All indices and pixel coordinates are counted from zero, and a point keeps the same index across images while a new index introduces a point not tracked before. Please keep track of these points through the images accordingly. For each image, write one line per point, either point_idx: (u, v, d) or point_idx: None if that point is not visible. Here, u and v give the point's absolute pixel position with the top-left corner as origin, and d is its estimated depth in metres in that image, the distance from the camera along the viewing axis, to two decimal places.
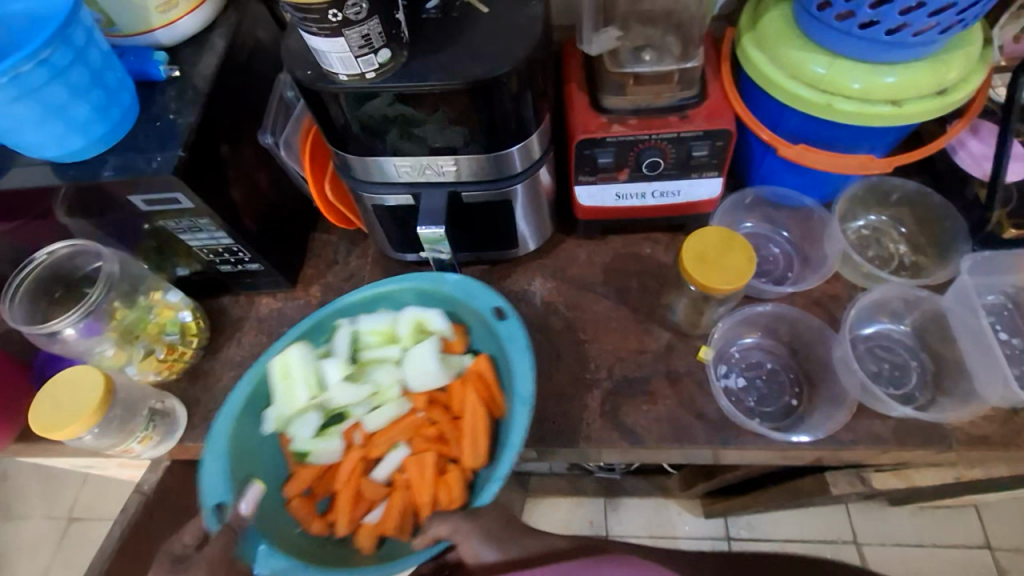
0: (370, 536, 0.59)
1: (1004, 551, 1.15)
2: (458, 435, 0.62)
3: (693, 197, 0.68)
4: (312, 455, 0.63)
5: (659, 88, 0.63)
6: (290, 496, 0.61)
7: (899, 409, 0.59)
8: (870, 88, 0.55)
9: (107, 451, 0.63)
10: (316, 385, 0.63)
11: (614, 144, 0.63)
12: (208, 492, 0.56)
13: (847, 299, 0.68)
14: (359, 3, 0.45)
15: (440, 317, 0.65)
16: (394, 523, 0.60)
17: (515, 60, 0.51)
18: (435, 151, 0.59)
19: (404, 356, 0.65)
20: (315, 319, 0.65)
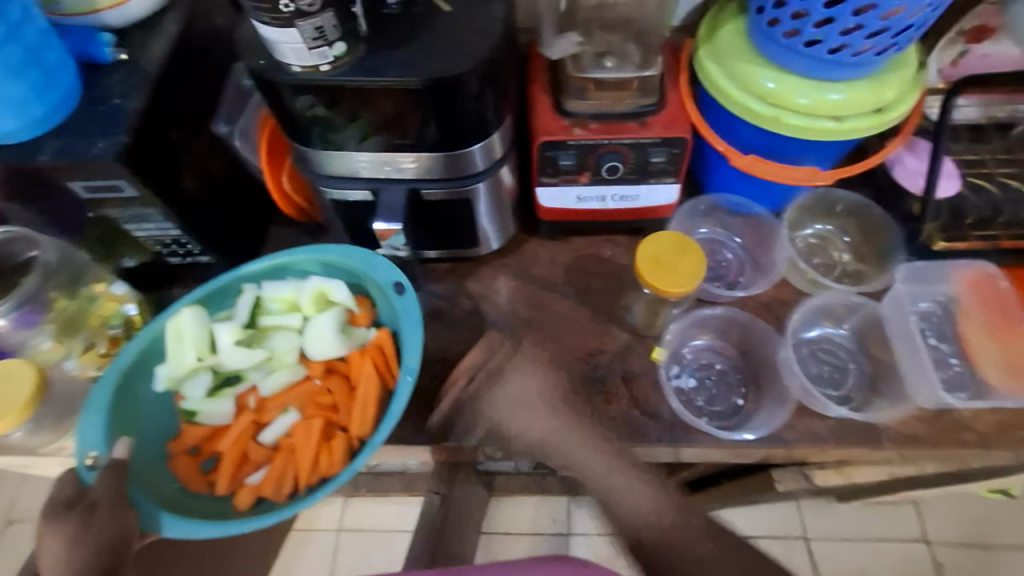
0: (248, 496, 0.58)
1: (939, 545, 1.22)
2: (348, 404, 0.61)
3: (652, 201, 0.70)
4: (201, 414, 0.62)
5: (619, 94, 0.65)
6: (175, 452, 0.60)
7: (836, 410, 0.63)
8: (814, 102, 0.58)
9: (41, 449, 0.61)
10: (207, 347, 0.61)
11: (575, 147, 0.65)
12: (82, 442, 0.55)
13: (795, 303, 0.71)
14: None
15: (344, 289, 0.64)
16: (273, 486, 0.59)
17: (475, 60, 0.51)
18: (395, 147, 0.58)
19: (304, 325, 0.64)
20: (219, 283, 0.64)
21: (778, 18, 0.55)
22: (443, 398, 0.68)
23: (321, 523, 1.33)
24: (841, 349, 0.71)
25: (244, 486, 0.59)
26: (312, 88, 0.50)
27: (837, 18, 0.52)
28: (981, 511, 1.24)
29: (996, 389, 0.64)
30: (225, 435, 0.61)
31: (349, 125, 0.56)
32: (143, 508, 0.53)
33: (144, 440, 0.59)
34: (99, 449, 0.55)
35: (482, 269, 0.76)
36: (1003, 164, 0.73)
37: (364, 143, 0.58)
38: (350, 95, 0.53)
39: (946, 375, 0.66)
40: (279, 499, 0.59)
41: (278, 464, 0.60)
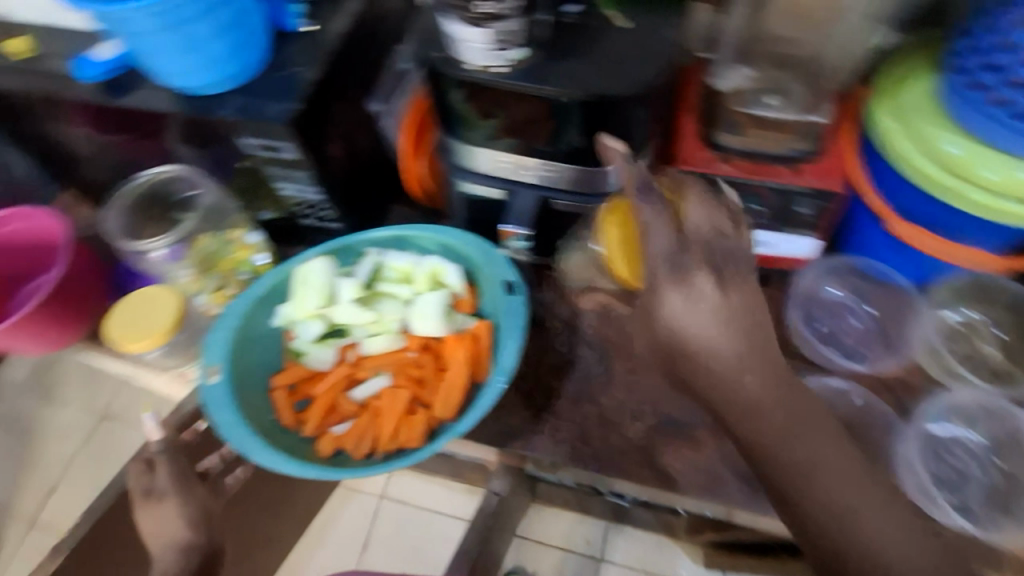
0: (330, 445, 0.60)
1: None
2: (437, 383, 0.63)
3: (782, 252, 0.66)
4: (306, 356, 0.64)
5: (775, 134, 0.61)
6: (275, 385, 0.62)
7: (955, 519, 0.57)
8: (1000, 180, 0.52)
9: (169, 370, 0.68)
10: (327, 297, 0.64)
11: (716, 182, 0.62)
12: (207, 354, 0.59)
13: (922, 391, 0.65)
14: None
15: (456, 274, 0.65)
16: (353, 441, 0.60)
17: (640, 81, 0.50)
18: (536, 155, 0.58)
19: (412, 298, 0.65)
20: (348, 241, 0.66)
21: (988, 83, 0.50)
22: (526, 407, 0.68)
23: (366, 486, 1.38)
24: (971, 452, 0.63)
25: (327, 434, 0.61)
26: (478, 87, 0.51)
27: None
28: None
29: None
30: (321, 382, 0.63)
31: (482, 122, 0.57)
32: (240, 429, 0.56)
33: (253, 367, 0.62)
34: (219, 365, 0.59)
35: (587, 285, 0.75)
36: None
37: (506, 144, 0.58)
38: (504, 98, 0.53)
39: None
40: (355, 456, 0.60)
41: (362, 422, 0.61)
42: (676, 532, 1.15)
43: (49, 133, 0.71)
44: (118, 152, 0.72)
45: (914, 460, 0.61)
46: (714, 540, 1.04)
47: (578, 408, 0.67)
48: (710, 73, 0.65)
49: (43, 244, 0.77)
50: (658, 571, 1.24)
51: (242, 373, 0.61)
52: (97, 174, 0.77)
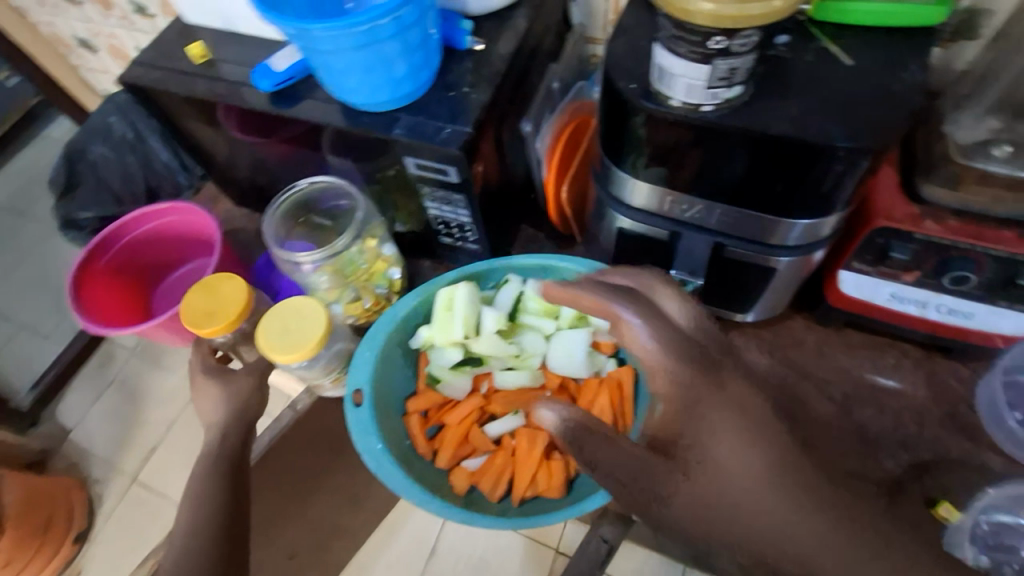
0: (465, 481, 0.59)
1: None
2: None
3: (987, 326, 0.57)
4: (444, 384, 0.63)
5: (1003, 193, 0.51)
6: (410, 409, 0.63)
7: None
8: None
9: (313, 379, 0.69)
10: (473, 327, 0.61)
11: (919, 242, 0.53)
12: (352, 375, 0.59)
13: None
14: (750, 36, 0.40)
15: None
16: (489, 480, 0.59)
17: (870, 130, 0.44)
18: (718, 199, 0.53)
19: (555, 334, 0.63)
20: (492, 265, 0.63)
21: None
22: None
23: None
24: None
25: (460, 467, 0.60)
26: (676, 124, 0.48)
27: None
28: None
29: None
30: (455, 411, 0.63)
31: (647, 148, 0.52)
32: (378, 456, 0.56)
33: (390, 390, 0.62)
34: (366, 387, 0.59)
35: (731, 333, 0.68)
36: None
37: (679, 183, 0.53)
38: (704, 135, 0.48)
39: None
40: (491, 497, 0.59)
41: (499, 459, 0.60)
42: None
43: (189, 128, 0.71)
44: (264, 154, 0.72)
45: None
46: None
47: None
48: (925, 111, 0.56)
49: (195, 238, 0.82)
50: None
51: (382, 394, 0.60)
52: (232, 172, 0.78)
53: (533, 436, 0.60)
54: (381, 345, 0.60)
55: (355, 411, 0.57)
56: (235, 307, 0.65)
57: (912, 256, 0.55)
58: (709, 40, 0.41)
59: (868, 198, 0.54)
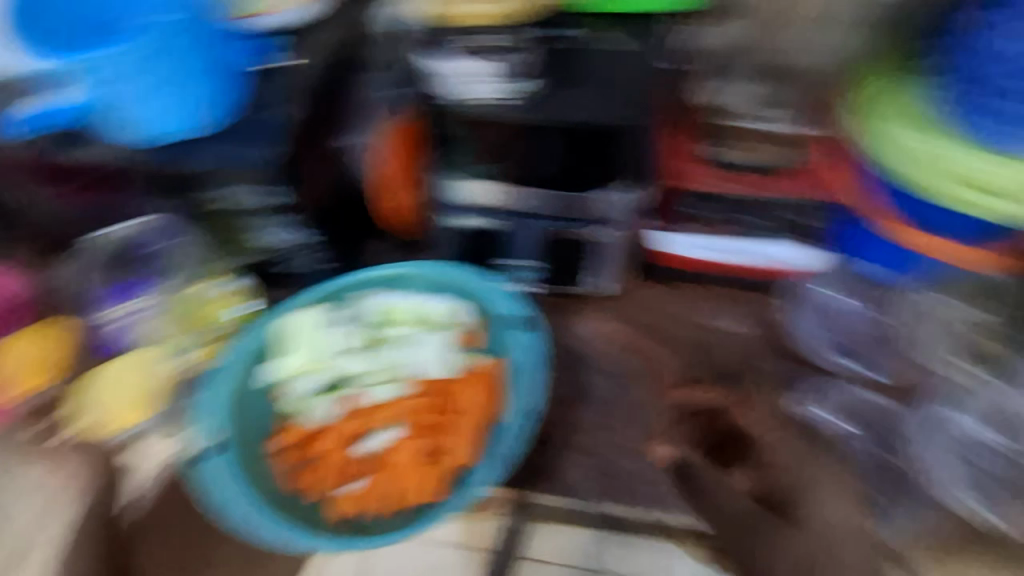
0: (350, 506, 0.61)
1: None
2: (450, 434, 0.62)
3: (772, 260, 0.70)
4: (308, 415, 0.57)
5: (759, 145, 0.66)
6: (277, 447, 0.57)
7: (967, 507, 0.59)
8: (977, 171, 0.53)
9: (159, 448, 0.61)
10: (331, 353, 0.56)
11: (701, 197, 0.69)
12: (199, 426, 0.54)
13: (940, 395, 0.64)
14: (515, 38, 0.59)
15: (468, 311, 0.61)
16: (372, 501, 0.62)
17: (631, 116, 0.57)
18: (529, 179, 0.62)
19: (423, 339, 0.60)
20: (346, 280, 0.56)
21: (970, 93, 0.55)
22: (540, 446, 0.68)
23: None
24: (1000, 451, 0.61)
25: (343, 494, 0.61)
26: (492, 121, 0.59)
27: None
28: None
29: None
30: (328, 439, 0.59)
31: (466, 142, 0.62)
32: (249, 508, 0.58)
33: (251, 432, 0.56)
34: (219, 438, 0.54)
35: (585, 310, 0.72)
36: None
37: (501, 172, 0.62)
38: (515, 131, 0.60)
39: None
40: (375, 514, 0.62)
41: (383, 480, 0.62)
42: None
43: None
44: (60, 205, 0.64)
45: (944, 455, 0.62)
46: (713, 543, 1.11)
47: (597, 438, 0.68)
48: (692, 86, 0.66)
49: None
50: None
51: (241, 439, 0.56)
52: None
53: (410, 450, 0.62)
54: (229, 396, 0.54)
55: (211, 459, 0.55)
56: (44, 361, 0.61)
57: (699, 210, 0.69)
58: (494, 52, 0.59)
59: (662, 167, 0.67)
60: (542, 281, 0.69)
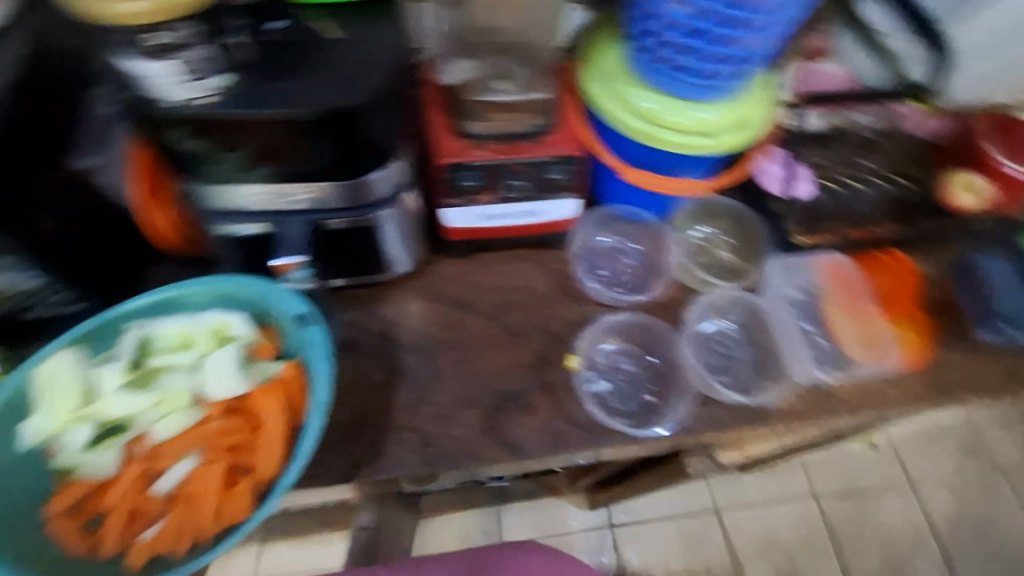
0: (144, 553, 0.55)
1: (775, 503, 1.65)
2: (251, 444, 0.59)
3: (552, 217, 0.74)
4: (83, 467, 0.57)
5: (514, 115, 0.68)
6: (52, 512, 0.55)
7: (723, 394, 0.71)
8: (679, 121, 0.66)
9: None
10: (88, 395, 0.58)
11: (478, 167, 0.67)
12: None
13: (687, 301, 0.77)
14: (189, 26, 0.48)
15: (242, 322, 0.62)
16: (171, 540, 0.56)
17: (370, 91, 0.53)
18: (297, 176, 0.60)
19: (200, 362, 0.61)
20: (97, 323, 0.60)
21: (650, 45, 0.62)
22: (362, 433, 0.68)
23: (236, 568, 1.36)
24: (733, 339, 0.78)
25: (136, 542, 0.55)
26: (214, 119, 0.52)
27: (699, 51, 0.60)
28: (814, 459, 1.70)
29: (859, 359, 0.75)
30: (112, 489, 0.57)
31: (228, 154, 0.57)
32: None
33: (16, 499, 0.55)
34: None
35: (392, 293, 0.77)
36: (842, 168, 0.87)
37: (273, 177, 0.59)
38: (256, 125, 0.55)
39: (819, 354, 0.76)
40: (178, 555, 0.55)
41: (177, 516, 0.56)
42: (557, 489, 1.52)
43: None
44: None
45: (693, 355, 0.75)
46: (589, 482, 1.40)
47: (415, 414, 0.69)
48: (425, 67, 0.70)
49: None
50: (554, 531, 1.60)
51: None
52: None
53: (206, 473, 0.57)
54: None
55: None
56: None
57: (476, 179, 0.68)
58: (171, 48, 0.48)
59: (429, 143, 0.68)
60: (337, 275, 0.70)
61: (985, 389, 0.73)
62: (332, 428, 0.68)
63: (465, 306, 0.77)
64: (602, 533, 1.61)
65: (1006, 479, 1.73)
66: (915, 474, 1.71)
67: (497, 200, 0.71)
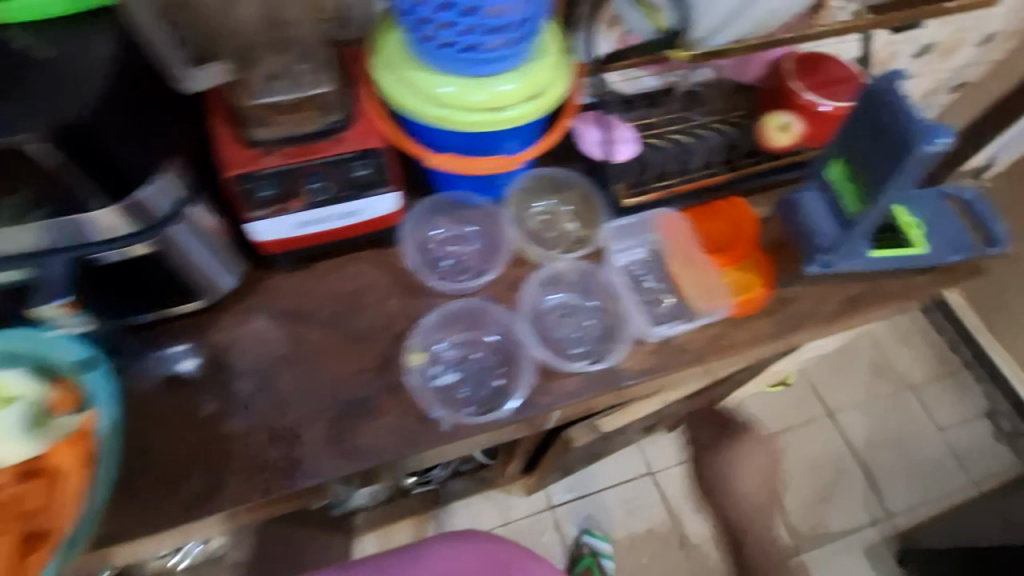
0: None
1: (708, 455, 1.68)
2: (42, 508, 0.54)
3: (375, 214, 0.72)
4: None
5: (300, 116, 0.65)
6: None
7: (569, 366, 0.72)
8: (466, 100, 0.65)
9: None
10: None
11: (271, 175, 0.64)
12: None
13: (528, 278, 0.77)
14: None
15: (20, 378, 0.58)
16: None
17: (89, 101, 0.49)
18: (53, 214, 0.53)
19: None
20: None
21: (419, 25, 0.61)
22: (196, 468, 0.65)
23: None
24: (565, 310, 0.79)
25: None
26: None
27: (462, 23, 0.59)
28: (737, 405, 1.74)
29: (701, 308, 0.78)
30: None
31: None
32: None
33: None
34: None
35: (222, 317, 0.73)
36: (673, 122, 0.88)
37: (38, 220, 0.53)
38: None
39: (663, 308, 0.79)
40: None
41: None
42: (490, 480, 1.51)
43: None
44: None
45: (532, 335, 0.74)
46: (517, 464, 1.38)
47: (253, 439, 0.66)
48: (174, 77, 0.62)
49: None
50: (501, 522, 1.58)
51: None
52: None
53: None
54: None
55: None
56: None
57: (277, 187, 0.66)
58: None
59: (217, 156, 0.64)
60: (149, 308, 0.67)
61: (811, 317, 0.79)
62: (161, 470, 0.64)
63: (302, 316, 0.74)
64: (544, 515, 1.59)
65: (914, 393, 1.83)
66: (830, 402, 1.79)
67: (308, 205, 0.67)
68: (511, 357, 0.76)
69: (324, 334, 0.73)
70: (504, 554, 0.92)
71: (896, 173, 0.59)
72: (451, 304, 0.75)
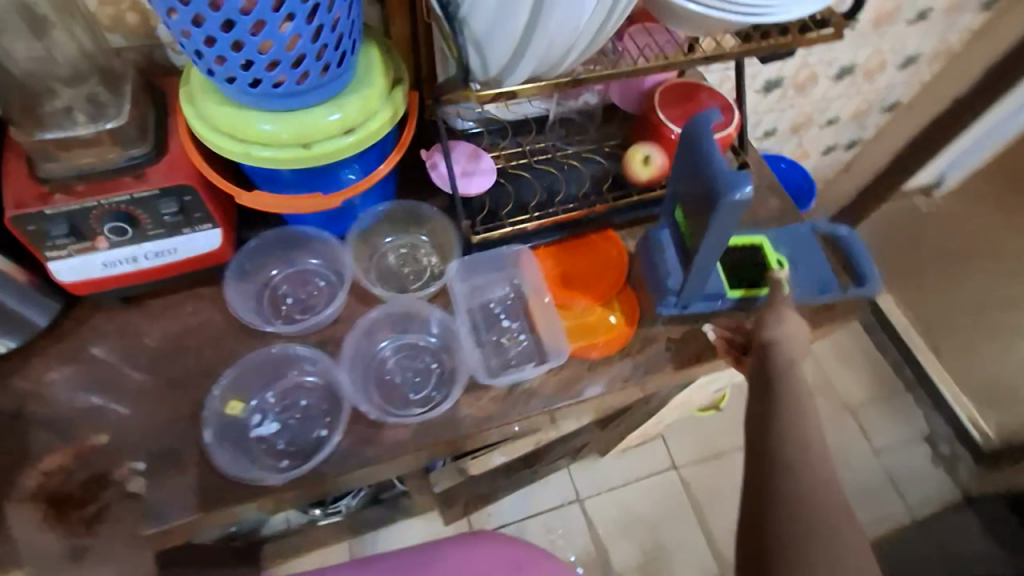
0: None
1: (640, 480, 1.62)
2: None
3: (195, 252, 0.69)
4: None
5: (98, 151, 0.62)
6: None
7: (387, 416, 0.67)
8: (270, 136, 0.61)
9: None
10: None
11: (61, 215, 0.61)
12: None
13: (361, 320, 0.73)
14: None
15: None
16: None
17: None
18: None
19: None
20: None
21: None
22: None
23: None
24: (404, 354, 0.76)
25: None
26: None
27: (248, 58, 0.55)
28: (674, 427, 1.68)
29: (550, 351, 0.75)
30: None
31: None
32: None
33: None
34: None
35: (34, 361, 0.69)
36: (539, 152, 0.85)
37: None
38: None
39: (513, 352, 0.77)
40: None
41: None
42: (407, 509, 1.44)
43: None
44: None
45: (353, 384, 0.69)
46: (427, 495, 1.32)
47: (45, 497, 0.62)
48: None
49: None
50: None
51: None
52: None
53: None
54: None
55: None
56: None
57: (73, 226, 0.62)
58: None
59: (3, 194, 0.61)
60: None
61: (671, 359, 0.75)
62: None
63: (122, 360, 0.70)
64: None
65: (855, 417, 1.77)
66: None
67: (111, 243, 0.64)
68: (335, 404, 0.71)
69: (141, 379, 0.68)
70: (520, 552, 0.87)
71: (712, 219, 0.58)
72: (275, 346, 0.71)
